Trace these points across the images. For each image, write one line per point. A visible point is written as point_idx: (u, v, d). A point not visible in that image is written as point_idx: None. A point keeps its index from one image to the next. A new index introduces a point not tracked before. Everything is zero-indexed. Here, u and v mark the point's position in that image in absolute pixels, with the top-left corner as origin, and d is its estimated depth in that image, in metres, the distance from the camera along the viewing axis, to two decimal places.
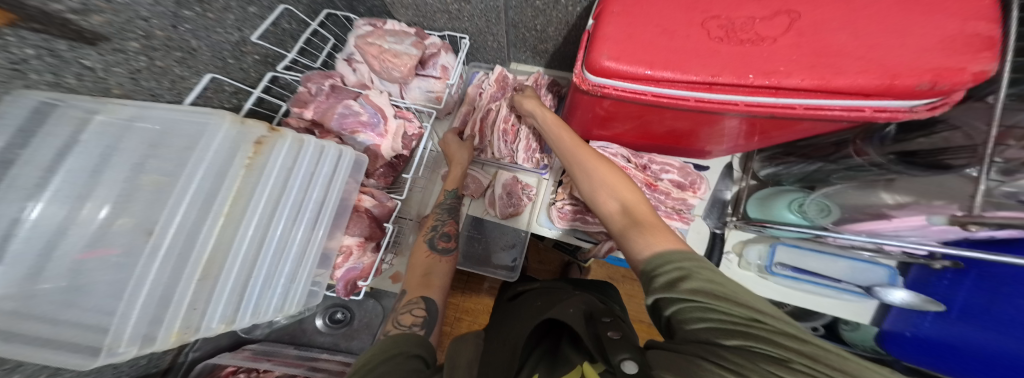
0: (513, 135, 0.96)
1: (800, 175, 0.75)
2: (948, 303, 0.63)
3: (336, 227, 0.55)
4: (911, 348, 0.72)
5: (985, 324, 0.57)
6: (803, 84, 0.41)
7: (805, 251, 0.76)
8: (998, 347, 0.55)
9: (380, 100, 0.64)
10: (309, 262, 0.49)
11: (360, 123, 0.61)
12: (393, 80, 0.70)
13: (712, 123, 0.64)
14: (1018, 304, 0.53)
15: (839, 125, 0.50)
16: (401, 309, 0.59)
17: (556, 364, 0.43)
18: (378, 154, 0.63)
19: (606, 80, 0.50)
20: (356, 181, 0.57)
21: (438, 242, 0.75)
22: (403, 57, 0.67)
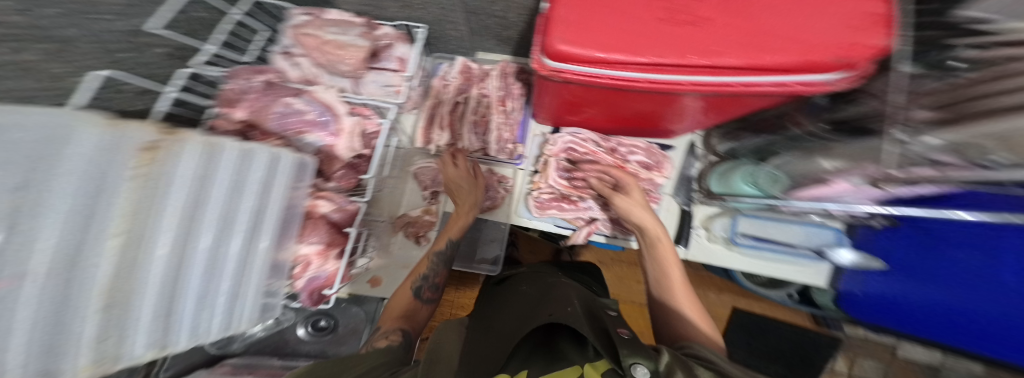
0: (484, 127, 0.94)
1: (751, 148, 0.76)
2: (889, 261, 0.69)
3: (284, 235, 0.49)
4: (864, 307, 0.77)
5: (924, 279, 0.64)
6: (736, 63, 0.44)
7: (764, 221, 0.80)
8: (939, 299, 0.61)
9: (328, 96, 0.61)
10: (254, 278, 0.43)
11: (305, 122, 0.57)
12: (346, 74, 0.64)
13: (671, 105, 0.67)
14: (950, 257, 0.60)
15: (775, 100, 0.53)
16: (377, 337, 0.64)
17: (552, 360, 0.45)
18: (333, 154, 0.59)
19: (563, 65, 0.50)
20: (300, 184, 0.51)
21: (426, 293, 0.77)
22: (350, 48, 0.63)
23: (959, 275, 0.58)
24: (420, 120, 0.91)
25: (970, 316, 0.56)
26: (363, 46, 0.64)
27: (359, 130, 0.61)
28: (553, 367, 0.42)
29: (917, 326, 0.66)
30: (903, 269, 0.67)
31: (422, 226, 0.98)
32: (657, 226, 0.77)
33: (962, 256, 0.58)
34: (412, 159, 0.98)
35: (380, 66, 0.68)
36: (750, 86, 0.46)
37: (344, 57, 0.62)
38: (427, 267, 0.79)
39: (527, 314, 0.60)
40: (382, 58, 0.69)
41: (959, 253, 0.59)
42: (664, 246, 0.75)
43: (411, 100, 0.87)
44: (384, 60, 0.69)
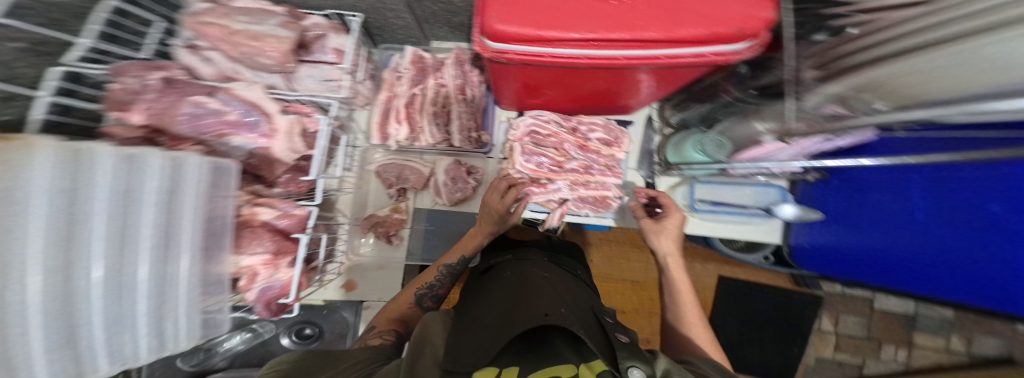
0: (445, 117, 0.90)
1: (698, 117, 0.80)
2: (826, 211, 0.75)
3: (206, 248, 0.44)
4: (812, 258, 0.80)
5: (852, 223, 0.69)
6: (657, 35, 0.47)
7: (717, 185, 0.85)
8: (865, 240, 0.66)
9: (250, 93, 0.55)
10: (178, 295, 0.39)
11: (226, 123, 0.52)
12: (270, 70, 0.61)
13: (624, 82, 0.68)
14: (870, 199, 0.66)
15: (699, 71, 0.57)
16: (372, 336, 0.70)
17: (543, 357, 0.48)
18: (270, 157, 0.56)
19: (504, 45, 0.49)
20: (215, 187, 0.45)
21: (426, 302, 0.82)
22: (268, 39, 0.57)
23: (874, 215, 0.65)
24: (374, 116, 0.88)
25: (892, 253, 0.61)
26: (286, 36, 0.58)
27: (298, 130, 0.56)
28: (544, 364, 0.45)
29: (846, 268, 0.71)
30: (836, 214, 0.73)
31: (392, 225, 0.97)
32: (676, 256, 0.79)
33: (879, 197, 0.65)
34: (372, 156, 0.97)
35: (314, 59, 0.67)
36: (676, 58, 0.49)
37: (265, 50, 0.57)
38: (437, 277, 0.85)
39: (511, 305, 0.61)
40: (314, 51, 0.67)
41: (875, 194, 0.66)
42: (679, 277, 0.78)
43: (361, 95, 0.80)
44: (320, 53, 0.67)
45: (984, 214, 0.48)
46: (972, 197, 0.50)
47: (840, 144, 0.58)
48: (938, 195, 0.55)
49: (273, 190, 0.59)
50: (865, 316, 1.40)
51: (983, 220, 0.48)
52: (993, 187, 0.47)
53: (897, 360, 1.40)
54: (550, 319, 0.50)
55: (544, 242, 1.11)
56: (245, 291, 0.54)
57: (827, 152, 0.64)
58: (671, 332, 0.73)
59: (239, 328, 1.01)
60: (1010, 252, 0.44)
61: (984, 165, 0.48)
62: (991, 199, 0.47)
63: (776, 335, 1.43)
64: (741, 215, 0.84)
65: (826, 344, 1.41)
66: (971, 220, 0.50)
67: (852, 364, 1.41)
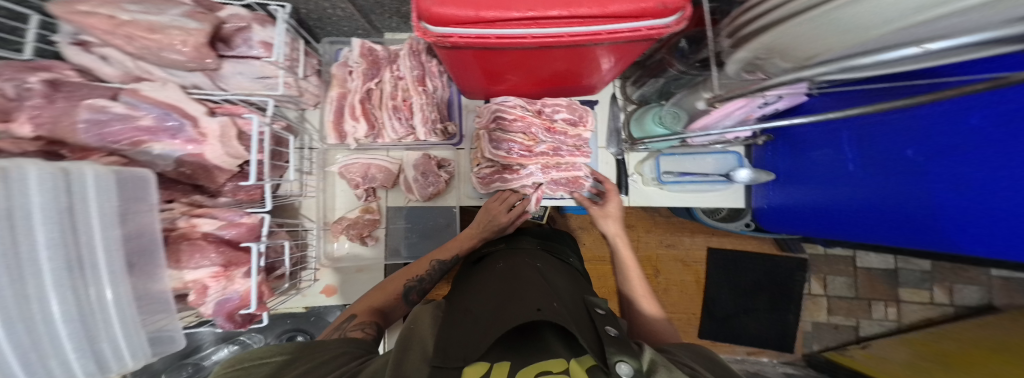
0: (406, 111, 0.86)
1: (655, 92, 0.86)
2: (777, 172, 0.82)
3: (133, 265, 0.43)
4: (776, 218, 0.85)
5: (803, 180, 0.75)
6: (593, 11, 0.47)
7: (680, 157, 0.89)
8: (817, 196, 0.71)
9: (161, 94, 0.55)
10: (111, 317, 0.39)
11: (141, 130, 0.52)
12: (189, 69, 0.60)
13: (582, 61, 0.68)
14: (813, 157, 0.72)
15: (642, 45, 0.58)
16: (350, 327, 0.64)
17: (527, 354, 0.46)
18: (202, 162, 0.58)
19: (445, 29, 0.48)
20: (128, 200, 0.42)
21: (412, 295, 0.82)
22: (170, 31, 0.53)
23: (818, 171, 0.71)
24: (327, 115, 0.85)
25: (842, 205, 0.66)
26: (196, 28, 0.55)
27: (232, 132, 0.58)
28: (535, 358, 0.44)
29: (809, 224, 0.76)
30: (786, 172, 0.80)
31: (364, 226, 0.95)
32: (621, 236, 0.90)
33: (818, 155, 0.70)
34: (333, 155, 0.95)
35: (238, 54, 0.64)
36: (615, 34, 0.50)
37: (172, 44, 0.53)
38: (427, 271, 0.86)
39: (503, 298, 0.61)
40: (235, 44, 0.63)
41: (817, 151, 0.71)
42: (624, 254, 0.89)
43: (308, 92, 0.81)
44: (245, 47, 0.64)
45: (901, 158, 0.54)
46: (890, 145, 0.55)
47: (779, 106, 0.66)
48: (863, 146, 0.60)
49: (218, 200, 0.63)
50: (851, 275, 1.52)
51: (901, 164, 0.54)
52: (906, 134, 0.53)
53: (889, 318, 1.50)
54: (542, 314, 0.51)
55: (535, 230, 1.10)
56: (200, 305, 0.56)
57: (770, 115, 0.71)
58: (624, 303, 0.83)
59: (225, 341, 1.01)
60: (933, 188, 0.50)
61: (896, 115, 0.54)
62: (905, 144, 0.53)
63: (769, 302, 1.55)
64: (705, 184, 0.89)
65: (819, 307, 1.52)
66: (891, 166, 0.56)
67: (847, 326, 1.51)
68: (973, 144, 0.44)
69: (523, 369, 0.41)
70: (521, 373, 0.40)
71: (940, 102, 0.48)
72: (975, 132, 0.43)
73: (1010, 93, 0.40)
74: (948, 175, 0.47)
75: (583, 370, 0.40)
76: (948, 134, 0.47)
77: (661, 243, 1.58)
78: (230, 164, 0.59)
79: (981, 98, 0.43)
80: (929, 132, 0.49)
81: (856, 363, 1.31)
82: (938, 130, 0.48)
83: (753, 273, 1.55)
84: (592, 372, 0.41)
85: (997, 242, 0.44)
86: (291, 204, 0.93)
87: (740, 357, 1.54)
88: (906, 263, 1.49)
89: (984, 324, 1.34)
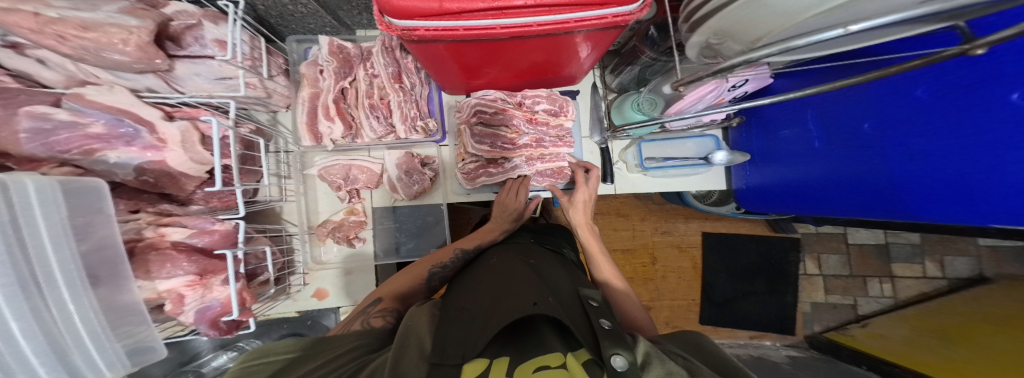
0: (385, 109, 0.86)
1: (633, 79, 0.84)
2: (753, 153, 0.84)
3: (97, 278, 0.44)
4: (756, 199, 0.87)
5: (777, 159, 0.77)
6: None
7: (661, 143, 0.91)
8: (793, 174, 0.73)
9: (109, 99, 0.53)
10: (78, 331, 0.40)
11: (92, 137, 0.51)
12: (136, 69, 0.54)
13: (559, 51, 0.66)
14: (781, 136, 0.75)
15: (611, 33, 0.58)
16: (372, 313, 0.66)
17: (527, 346, 0.46)
18: (164, 169, 0.57)
19: (410, 22, 0.46)
20: (84, 214, 0.42)
21: (434, 281, 0.84)
22: (107, 29, 0.47)
23: (790, 150, 0.73)
24: (300, 117, 0.84)
25: (816, 182, 0.67)
26: (137, 26, 0.49)
27: (194, 138, 0.57)
28: (531, 354, 0.42)
29: (781, 201, 0.79)
30: (761, 152, 0.81)
31: (350, 228, 0.95)
32: (586, 226, 0.92)
33: (787, 133, 0.73)
34: (311, 158, 0.95)
35: (190, 53, 0.62)
36: (583, 21, 0.50)
37: (112, 43, 0.47)
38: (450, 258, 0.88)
39: (497, 295, 0.61)
40: (186, 43, 0.61)
41: (785, 130, 0.74)
42: (589, 240, 0.92)
43: (277, 93, 0.79)
44: (198, 46, 0.62)
45: (859, 133, 0.58)
46: (849, 121, 0.59)
47: (746, 87, 0.68)
48: (825, 122, 0.64)
49: (189, 208, 0.65)
50: (844, 253, 1.54)
51: (859, 137, 0.57)
52: (862, 110, 0.57)
53: (885, 294, 1.52)
54: (538, 308, 0.51)
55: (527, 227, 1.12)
56: (179, 314, 0.58)
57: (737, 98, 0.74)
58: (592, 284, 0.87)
59: (223, 348, 1.00)
60: (895, 159, 0.52)
61: (852, 92, 0.58)
62: (862, 118, 0.57)
63: (768, 284, 1.56)
64: (686, 168, 0.90)
65: (816, 287, 1.54)
66: (850, 140, 0.59)
67: (845, 304, 1.53)
68: (921, 114, 0.48)
69: (521, 365, 0.39)
70: (518, 370, 0.38)
71: (890, 78, 0.52)
72: (922, 103, 0.47)
73: (949, 66, 0.44)
74: (899, 145, 0.51)
75: (579, 364, 0.39)
76: (899, 107, 0.51)
77: (657, 231, 1.59)
78: (196, 170, 0.58)
79: (927, 72, 0.46)
80: (881, 106, 0.53)
81: (857, 343, 1.34)
82: (889, 104, 0.52)
83: (748, 255, 1.57)
84: (587, 366, 0.39)
85: (945, 203, 0.47)
86: (271, 209, 0.92)
87: (743, 341, 1.56)
88: (897, 238, 1.51)
89: (974, 295, 1.37)
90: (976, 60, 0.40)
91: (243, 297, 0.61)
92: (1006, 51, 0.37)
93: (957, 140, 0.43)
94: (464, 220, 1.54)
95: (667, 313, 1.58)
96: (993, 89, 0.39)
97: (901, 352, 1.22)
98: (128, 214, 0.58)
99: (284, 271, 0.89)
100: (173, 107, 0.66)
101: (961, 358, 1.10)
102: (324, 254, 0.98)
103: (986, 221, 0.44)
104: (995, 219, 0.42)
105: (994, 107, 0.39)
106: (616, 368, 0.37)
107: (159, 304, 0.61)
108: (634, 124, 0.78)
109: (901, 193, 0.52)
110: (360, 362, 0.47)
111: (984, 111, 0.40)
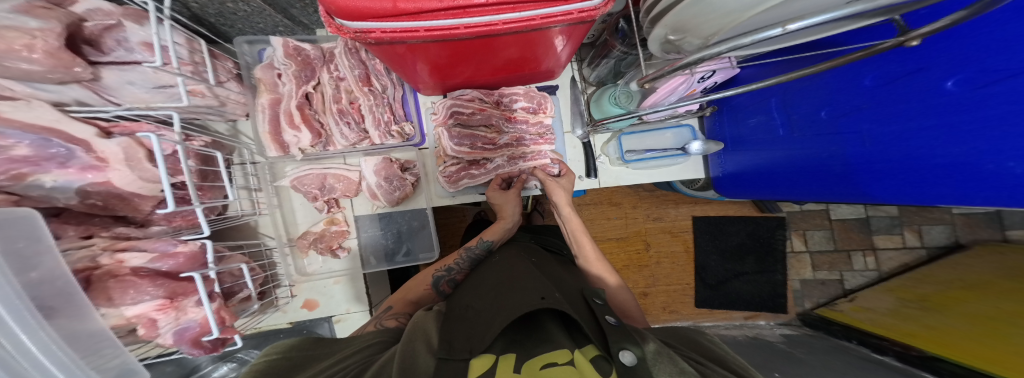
0: (357, 114, 0.84)
1: (609, 73, 0.84)
2: (726, 140, 0.84)
3: (55, 309, 0.43)
4: (733, 186, 0.88)
5: (744, 147, 0.78)
6: None
7: (641, 134, 0.91)
8: (763, 160, 0.74)
9: (29, 115, 0.48)
10: (42, 362, 0.39)
11: (17, 160, 0.46)
12: (55, 80, 0.49)
13: (532, 45, 0.64)
14: (749, 123, 0.75)
15: (581, 27, 0.57)
16: (387, 316, 0.74)
17: (536, 341, 0.50)
18: (111, 190, 0.55)
19: (364, 25, 0.45)
20: (21, 244, 0.39)
21: (443, 284, 0.85)
22: (4, 32, 0.42)
23: (756, 138, 0.74)
24: (263, 126, 0.80)
25: (784, 166, 0.69)
26: (39, 28, 0.44)
27: (139, 154, 0.55)
28: (538, 350, 0.46)
29: (755, 186, 0.81)
30: (732, 139, 0.81)
31: (332, 238, 0.93)
32: (570, 207, 0.89)
33: (754, 121, 0.74)
34: (282, 167, 0.92)
35: (115, 59, 0.57)
36: (550, 17, 0.49)
37: (15, 50, 0.43)
38: (456, 261, 0.90)
39: (501, 291, 0.64)
40: (108, 48, 0.56)
41: (752, 118, 0.74)
42: (572, 220, 0.91)
43: (231, 100, 0.76)
44: (122, 51, 0.57)
45: (817, 120, 0.58)
46: (808, 109, 0.60)
47: (719, 77, 0.67)
48: (788, 110, 0.64)
49: (149, 229, 0.64)
50: (828, 228, 1.58)
51: (818, 125, 0.58)
52: (819, 99, 0.57)
53: (869, 267, 1.56)
54: (546, 302, 0.54)
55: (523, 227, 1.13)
56: (156, 337, 0.57)
57: (710, 87, 0.74)
58: (580, 270, 0.89)
59: (222, 359, 0.99)
60: (849, 145, 0.53)
61: (810, 81, 0.59)
62: (820, 106, 0.57)
63: (757, 264, 1.59)
64: (667, 158, 0.90)
65: (803, 264, 1.58)
66: (811, 127, 0.60)
67: (832, 279, 1.58)
68: (871, 101, 0.48)
69: (529, 362, 0.43)
70: (527, 366, 0.42)
71: (842, 66, 0.52)
72: (871, 91, 0.48)
73: (895, 56, 0.44)
74: (853, 131, 0.52)
75: (588, 360, 0.43)
76: (852, 95, 0.51)
77: (649, 218, 1.60)
78: (148, 188, 0.58)
79: (875, 61, 0.47)
80: (835, 94, 0.54)
81: (846, 316, 1.38)
82: (842, 91, 0.53)
83: (736, 236, 1.59)
84: (596, 362, 0.43)
85: (893, 187, 0.49)
86: (246, 224, 0.89)
87: (738, 322, 1.59)
88: (876, 211, 1.55)
89: (954, 263, 1.42)
90: (920, 47, 0.41)
91: (222, 315, 0.60)
92: (949, 37, 0.37)
93: (901, 125, 0.44)
94: (457, 219, 1.53)
95: (664, 298, 1.61)
96: (932, 75, 0.40)
97: (890, 323, 1.25)
98: (80, 239, 0.55)
99: (267, 284, 0.89)
100: (113, 121, 0.61)
101: (945, 327, 1.14)
102: (308, 264, 0.97)
103: (936, 201, 0.45)
104: (939, 199, 0.44)
105: (933, 93, 0.40)
106: (625, 364, 0.43)
107: (131, 329, 0.58)
108: (611, 119, 0.77)
109: (856, 175, 0.53)
110: (366, 359, 0.53)
111: (924, 97, 0.41)
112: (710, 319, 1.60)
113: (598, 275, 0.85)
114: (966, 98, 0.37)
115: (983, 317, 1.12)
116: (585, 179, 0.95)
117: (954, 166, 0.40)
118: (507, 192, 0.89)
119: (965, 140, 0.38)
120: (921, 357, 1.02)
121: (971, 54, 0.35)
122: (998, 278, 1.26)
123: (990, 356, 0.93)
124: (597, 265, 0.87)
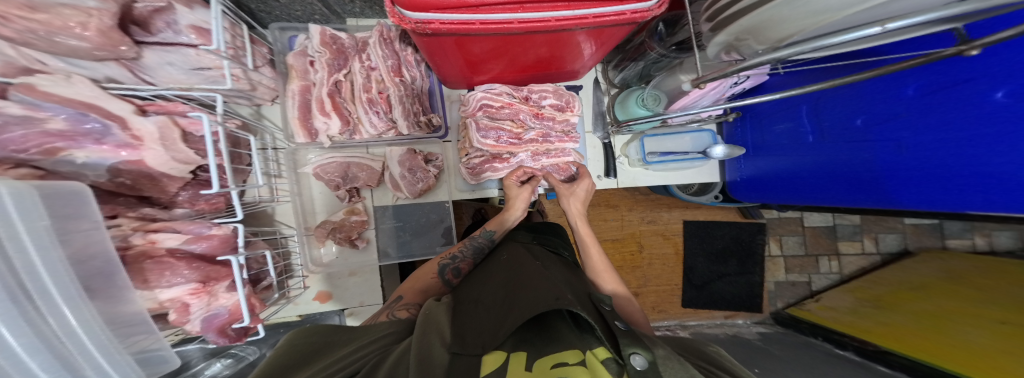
0: (384, 104, 0.82)
1: (635, 75, 0.88)
2: (748, 145, 0.92)
3: (93, 290, 0.41)
4: (751, 190, 0.96)
5: (767, 152, 0.87)
6: None
7: (662, 137, 0.96)
8: (788, 165, 0.82)
9: (68, 91, 0.47)
10: (86, 344, 0.38)
11: (59, 137, 0.45)
12: (97, 58, 0.50)
13: (566, 45, 0.66)
14: (773, 128, 0.84)
15: (626, 28, 0.59)
16: (399, 306, 0.73)
17: (548, 340, 0.52)
18: (142, 170, 0.53)
19: (425, 15, 0.46)
20: (67, 222, 0.38)
21: (449, 274, 0.86)
22: (60, 10, 0.43)
23: (781, 143, 0.82)
24: (291, 110, 0.79)
25: (807, 171, 0.77)
26: (96, 7, 0.45)
27: (174, 134, 0.54)
28: (550, 349, 0.48)
29: (771, 192, 0.90)
30: (754, 145, 0.90)
31: (352, 229, 0.92)
32: (581, 217, 0.93)
33: (779, 127, 0.82)
34: (303, 155, 0.91)
35: (161, 40, 0.58)
36: (602, 17, 0.51)
37: (67, 27, 0.43)
38: (461, 249, 0.91)
39: (511, 288, 0.64)
40: (156, 29, 0.56)
41: (777, 125, 0.82)
42: (582, 229, 0.95)
43: (262, 85, 0.75)
44: (170, 33, 0.57)
45: (851, 128, 0.66)
46: (841, 116, 0.68)
47: (746, 85, 0.76)
48: (818, 117, 0.72)
49: (175, 211, 0.62)
50: (802, 234, 1.70)
51: (852, 132, 0.66)
52: (853, 107, 0.65)
53: (834, 270, 1.70)
54: (562, 303, 0.52)
55: (527, 224, 1.12)
56: (185, 323, 0.55)
57: (739, 94, 0.83)
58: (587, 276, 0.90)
59: (216, 356, 0.95)
60: (881, 150, 0.61)
61: (846, 89, 0.66)
62: (855, 114, 0.65)
63: (739, 266, 1.69)
64: (684, 161, 0.96)
65: (778, 267, 1.70)
66: (842, 134, 0.68)
67: (802, 282, 1.70)
68: (910, 110, 0.56)
69: (539, 361, 0.45)
70: (538, 364, 0.44)
71: (882, 77, 0.60)
72: (914, 99, 0.55)
73: (940, 68, 0.51)
74: (888, 139, 0.60)
75: (599, 361, 0.45)
76: (892, 103, 0.59)
77: (643, 220, 1.67)
78: (179, 170, 0.56)
79: (917, 72, 0.54)
80: (872, 102, 0.62)
81: (813, 314, 1.50)
82: (880, 100, 0.60)
83: (722, 238, 1.69)
84: (607, 364, 0.45)
85: (925, 192, 0.57)
86: (263, 211, 0.88)
87: (719, 321, 1.69)
88: (844, 219, 1.69)
89: (902, 266, 1.55)
90: (967, 60, 0.48)
91: (252, 302, 0.58)
92: (1001, 51, 0.44)
93: (943, 135, 0.52)
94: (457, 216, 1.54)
95: (654, 297, 1.69)
96: (979, 86, 0.47)
97: (851, 321, 1.37)
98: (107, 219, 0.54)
99: (283, 275, 0.87)
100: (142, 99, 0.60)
101: (898, 324, 1.27)
102: (323, 255, 0.95)
103: (962, 207, 0.53)
104: (970, 206, 0.52)
105: (980, 102, 0.47)
106: (635, 367, 0.43)
107: (157, 314, 0.56)
108: (639, 119, 0.82)
109: (886, 181, 0.62)
110: (384, 348, 0.54)
111: (975, 108, 0.48)
112: (693, 318, 1.70)
113: (603, 279, 0.87)
114: (1012, 109, 0.44)
115: (931, 316, 1.25)
116: (604, 178, 0.99)
117: (993, 174, 0.47)
118: (524, 187, 0.91)
119: (1007, 151, 0.45)
120: (877, 352, 1.14)
121: (1015, 69, 0.43)
122: (940, 281, 1.41)
123: (935, 349, 1.05)
124: (603, 276, 0.88)
